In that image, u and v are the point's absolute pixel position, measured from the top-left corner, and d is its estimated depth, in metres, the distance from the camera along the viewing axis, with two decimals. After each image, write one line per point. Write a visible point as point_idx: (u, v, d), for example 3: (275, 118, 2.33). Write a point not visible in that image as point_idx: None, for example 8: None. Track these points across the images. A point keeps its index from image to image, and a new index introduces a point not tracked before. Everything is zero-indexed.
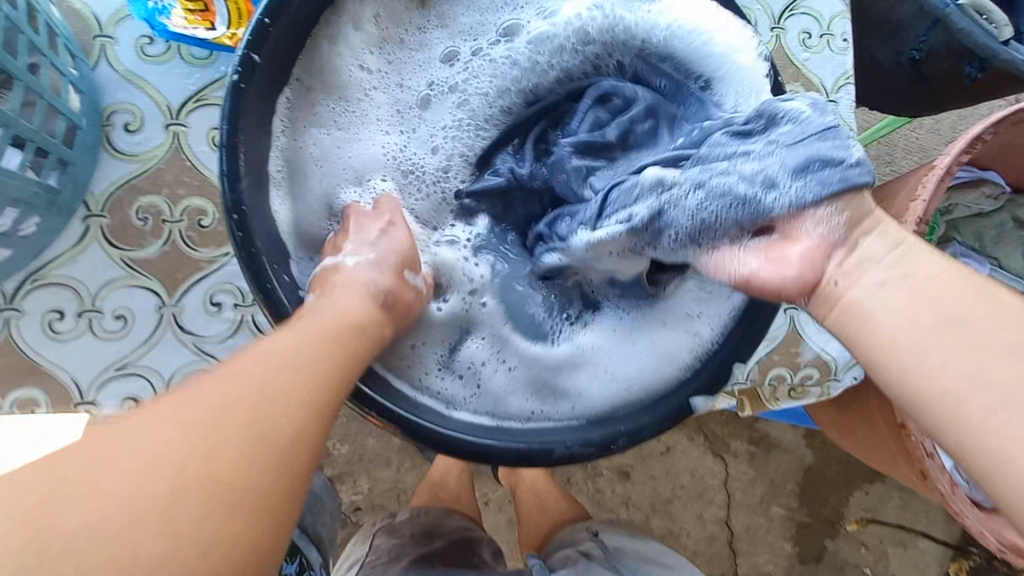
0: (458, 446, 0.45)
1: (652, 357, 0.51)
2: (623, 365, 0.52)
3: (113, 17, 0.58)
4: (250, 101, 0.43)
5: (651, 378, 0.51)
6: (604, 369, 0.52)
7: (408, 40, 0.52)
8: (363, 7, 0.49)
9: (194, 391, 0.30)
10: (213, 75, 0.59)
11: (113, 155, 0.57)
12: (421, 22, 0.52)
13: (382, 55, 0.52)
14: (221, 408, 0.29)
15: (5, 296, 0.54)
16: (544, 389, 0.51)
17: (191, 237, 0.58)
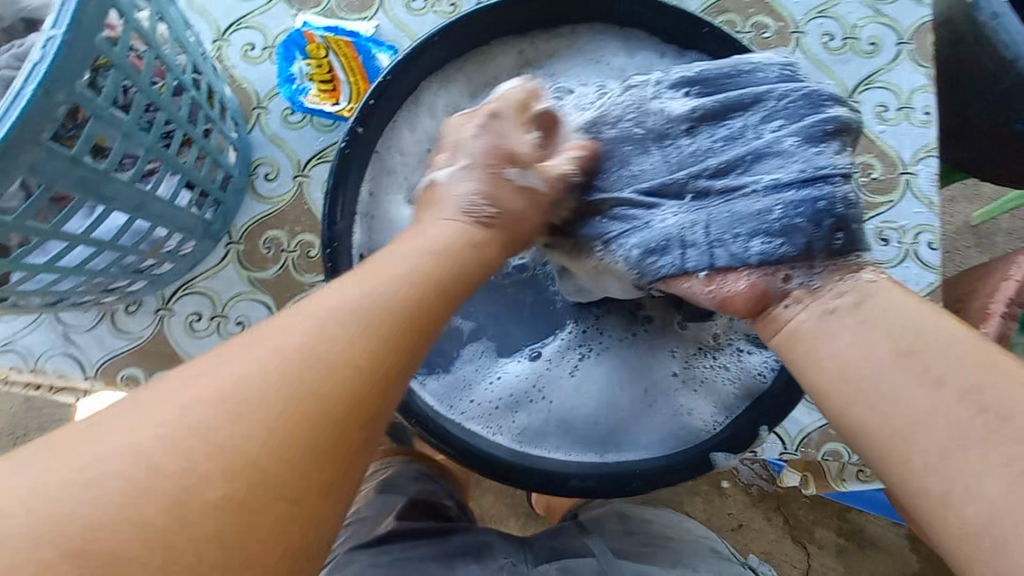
0: (482, 461, 0.52)
1: (681, 415, 0.55)
2: (672, 428, 0.55)
3: (269, 93, 0.75)
4: (353, 162, 0.56)
5: (693, 436, 0.54)
6: (655, 426, 0.55)
7: (468, 118, 0.63)
8: (437, 98, 0.61)
9: (240, 375, 0.31)
10: (333, 139, 0.74)
11: (254, 197, 0.73)
12: (483, 108, 0.63)
13: (442, 129, 0.62)
14: (304, 343, 0.32)
15: (164, 298, 0.70)
16: (574, 424, 0.56)
17: (300, 265, 0.71)
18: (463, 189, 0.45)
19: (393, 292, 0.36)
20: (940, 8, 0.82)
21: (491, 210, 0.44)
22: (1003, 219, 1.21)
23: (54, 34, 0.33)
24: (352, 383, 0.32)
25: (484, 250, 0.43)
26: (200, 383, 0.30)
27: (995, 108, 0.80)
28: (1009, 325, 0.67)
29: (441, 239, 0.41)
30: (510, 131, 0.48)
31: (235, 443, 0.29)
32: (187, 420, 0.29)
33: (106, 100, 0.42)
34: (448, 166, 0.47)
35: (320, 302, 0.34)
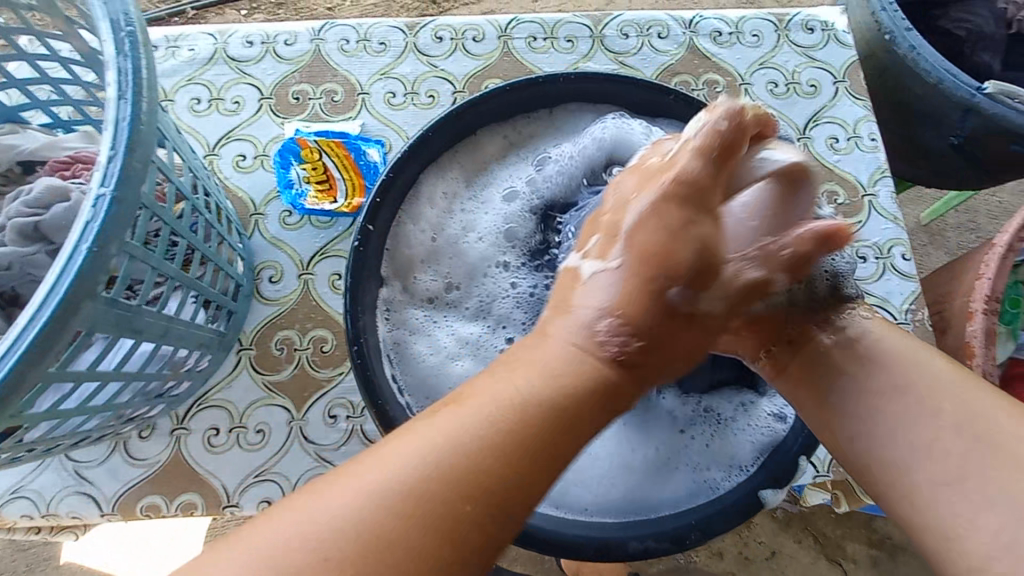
0: (536, 540, 0.51)
1: (704, 468, 0.58)
2: (696, 475, 0.57)
3: (265, 199, 0.77)
4: (368, 257, 0.58)
5: (723, 483, 0.56)
6: (681, 475, 0.57)
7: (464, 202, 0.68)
8: (435, 186, 0.65)
9: (336, 501, 0.32)
10: (333, 233, 0.76)
11: (260, 300, 0.73)
12: (473, 191, 0.68)
13: (442, 215, 0.66)
14: (411, 467, 0.33)
15: (178, 417, 0.69)
16: (599, 481, 0.57)
17: (315, 361, 0.71)
18: (596, 300, 0.40)
19: (475, 453, 0.34)
20: (861, 47, 0.92)
21: (634, 343, 0.40)
22: (952, 217, 1.31)
23: (105, 192, 0.35)
24: (410, 531, 0.32)
25: (598, 378, 0.38)
26: (311, 512, 0.32)
27: (931, 124, 0.90)
28: (992, 319, 0.72)
29: (552, 368, 0.38)
30: (705, 198, 0.42)
31: (338, 552, 0.30)
32: (329, 533, 0.31)
33: (138, 239, 0.43)
34: (597, 260, 0.42)
35: (402, 446, 0.34)
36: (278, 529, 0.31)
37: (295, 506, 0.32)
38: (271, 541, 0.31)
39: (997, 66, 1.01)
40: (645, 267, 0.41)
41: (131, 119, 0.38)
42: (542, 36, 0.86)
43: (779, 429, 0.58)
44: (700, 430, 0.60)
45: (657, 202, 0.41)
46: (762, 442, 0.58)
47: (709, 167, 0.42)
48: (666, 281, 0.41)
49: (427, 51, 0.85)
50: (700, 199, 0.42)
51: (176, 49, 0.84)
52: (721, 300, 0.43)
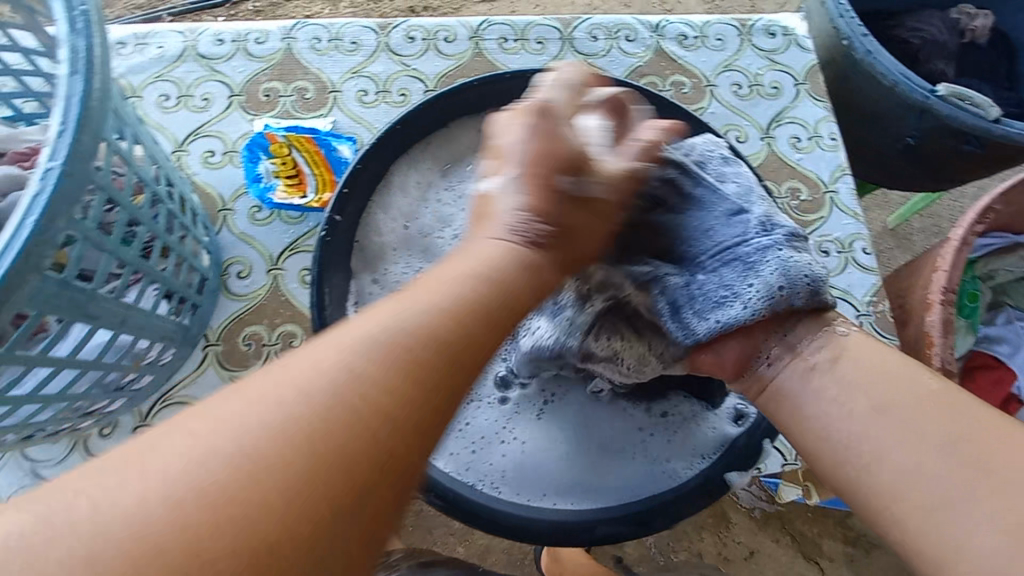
0: (496, 524, 0.53)
1: (663, 460, 0.57)
2: (648, 466, 0.56)
3: (234, 194, 0.77)
4: (333, 250, 0.59)
5: (675, 475, 0.55)
6: (633, 465, 0.56)
7: (438, 191, 0.67)
8: (407, 177, 0.65)
9: (242, 412, 0.30)
10: (304, 229, 0.76)
11: (228, 296, 0.72)
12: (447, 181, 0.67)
13: (416, 203, 0.66)
14: (341, 372, 0.32)
15: (141, 415, 0.67)
16: (548, 464, 0.56)
17: (284, 356, 0.71)
18: (510, 205, 0.43)
19: (443, 315, 0.36)
20: (822, 53, 0.96)
21: (544, 228, 0.42)
22: (916, 220, 1.35)
23: (54, 166, 0.35)
24: (388, 403, 0.32)
25: (538, 271, 0.42)
26: (218, 420, 0.29)
27: (889, 126, 0.93)
28: (949, 310, 0.74)
29: (489, 259, 0.40)
30: (564, 124, 0.44)
31: (231, 454, 0.28)
32: (302, 409, 0.30)
33: (93, 221, 0.43)
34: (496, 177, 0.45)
35: (351, 329, 0.34)
36: (183, 431, 0.29)
37: (240, 393, 0.31)
38: (219, 416, 0.29)
39: (951, 72, 1.06)
40: (539, 165, 0.43)
41: (82, 95, 0.38)
42: (513, 37, 0.88)
43: (733, 430, 0.58)
44: (656, 422, 0.59)
45: (533, 125, 0.43)
46: (717, 440, 0.57)
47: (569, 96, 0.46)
48: (550, 171, 0.43)
49: (400, 50, 0.86)
50: (556, 119, 0.44)
51: (146, 46, 0.84)
52: (602, 183, 0.44)
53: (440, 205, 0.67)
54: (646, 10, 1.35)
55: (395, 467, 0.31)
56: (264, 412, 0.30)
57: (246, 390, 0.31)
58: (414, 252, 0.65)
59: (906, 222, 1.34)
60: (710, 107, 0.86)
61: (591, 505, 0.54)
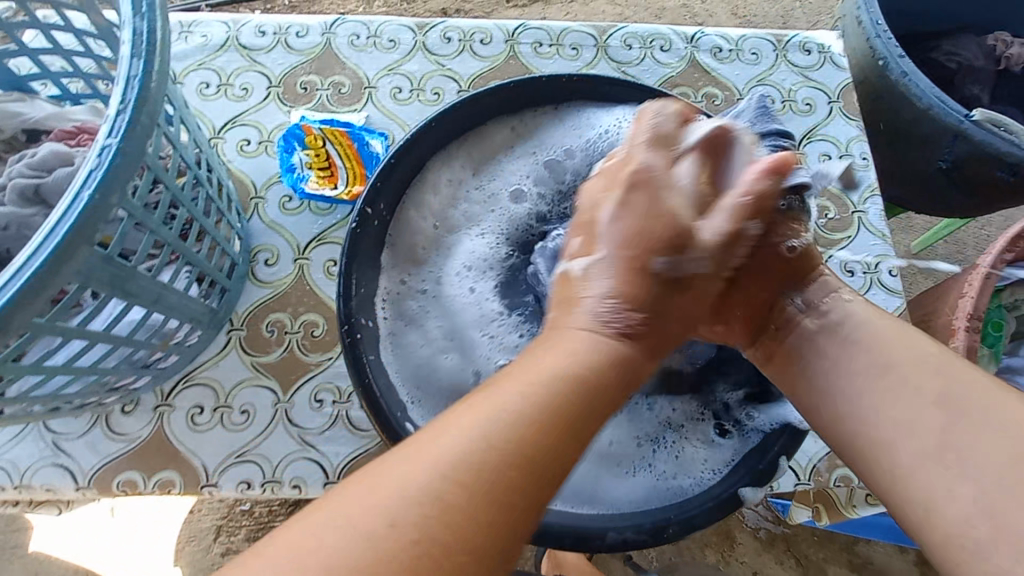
0: None
1: (670, 476, 0.57)
2: (656, 482, 0.57)
3: (266, 183, 0.78)
4: (363, 241, 0.60)
5: (681, 489, 0.56)
6: (641, 476, 0.57)
7: (468, 190, 0.68)
8: (440, 173, 0.66)
9: (380, 486, 0.33)
10: (331, 221, 0.77)
11: (254, 282, 0.73)
12: (478, 181, 0.68)
13: (446, 203, 0.67)
14: (457, 477, 0.34)
15: (163, 394, 0.68)
16: (553, 468, 0.57)
17: (305, 344, 0.72)
18: (598, 291, 0.44)
19: (535, 414, 0.37)
20: (856, 72, 0.95)
21: (634, 318, 0.43)
22: (940, 246, 1.34)
23: (111, 143, 0.36)
24: (481, 505, 0.33)
25: (628, 364, 0.42)
26: (381, 490, 0.33)
27: (920, 149, 0.92)
28: (974, 338, 0.73)
29: (579, 358, 0.41)
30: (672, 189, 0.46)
31: (389, 528, 0.31)
32: (422, 492, 0.33)
33: (140, 200, 0.44)
34: (585, 255, 0.46)
35: (450, 432, 0.35)
36: (358, 499, 0.33)
37: (378, 474, 0.34)
38: (358, 506, 0.32)
39: (985, 99, 1.04)
40: (630, 250, 0.45)
41: (142, 76, 0.38)
42: (548, 42, 0.88)
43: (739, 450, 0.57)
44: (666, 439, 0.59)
45: (624, 198, 0.46)
46: (724, 459, 0.57)
47: (662, 154, 0.48)
48: (647, 256, 0.45)
49: (436, 50, 0.87)
50: (655, 187, 0.46)
51: (189, 34, 0.85)
52: (704, 258, 0.46)
53: (471, 204, 0.68)
54: (677, 21, 1.35)
55: (494, 560, 0.33)
56: (390, 499, 0.32)
57: (374, 468, 0.35)
58: (439, 251, 0.66)
59: (930, 247, 1.33)
60: None
61: (598, 507, 0.54)
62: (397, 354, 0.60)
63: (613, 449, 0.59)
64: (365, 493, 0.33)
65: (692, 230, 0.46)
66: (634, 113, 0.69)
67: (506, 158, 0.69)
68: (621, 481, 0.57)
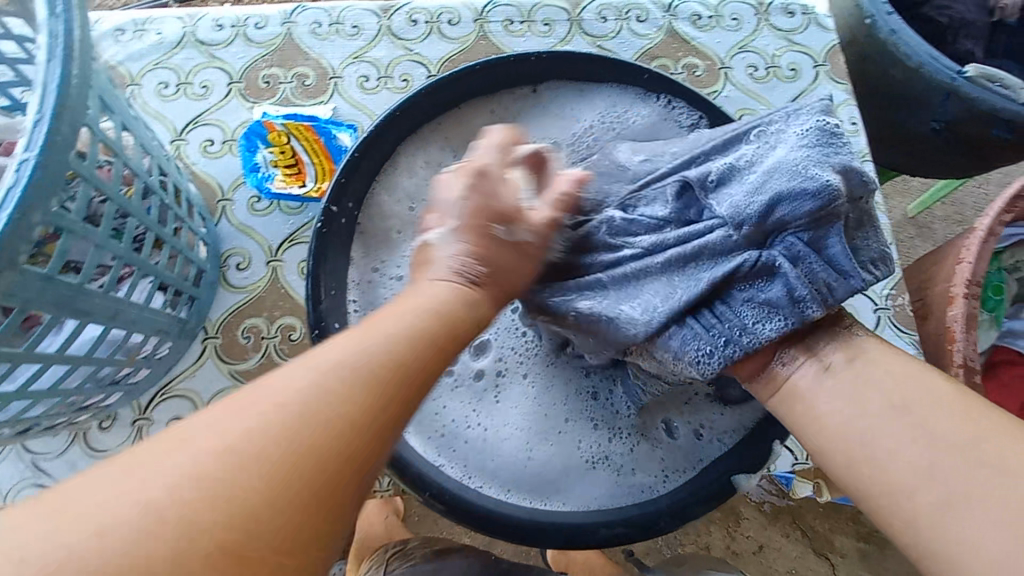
0: (489, 521, 0.51)
1: (628, 471, 0.54)
2: (617, 477, 0.54)
3: (232, 184, 0.75)
4: (329, 241, 0.58)
5: (643, 487, 0.54)
6: (603, 472, 0.54)
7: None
8: (414, 158, 0.63)
9: (211, 436, 0.30)
10: (302, 220, 0.74)
11: (227, 288, 0.71)
12: (459, 166, 0.64)
13: (423, 186, 0.63)
14: (295, 405, 0.32)
15: (140, 408, 0.67)
16: (507, 460, 0.54)
17: (283, 349, 0.70)
18: (449, 251, 0.43)
19: (394, 346, 0.36)
20: (843, 32, 0.91)
21: (483, 269, 0.43)
22: (938, 208, 1.30)
23: (28, 157, 0.34)
24: (349, 418, 0.33)
25: (478, 311, 0.42)
26: (200, 442, 0.30)
27: (913, 109, 0.89)
28: (973, 304, 0.71)
29: (427, 305, 0.40)
30: (499, 185, 0.45)
31: (207, 466, 0.29)
32: (266, 441, 0.31)
33: (78, 213, 0.41)
34: (438, 227, 0.44)
35: (286, 376, 0.33)
36: (144, 465, 0.29)
37: (177, 443, 0.30)
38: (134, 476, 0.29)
39: (980, 53, 1.00)
40: (476, 217, 0.43)
41: (60, 82, 0.36)
42: (519, 19, 0.85)
43: (712, 450, 0.55)
44: (628, 432, 0.56)
45: (471, 183, 0.44)
46: (695, 458, 0.54)
47: (498, 157, 0.47)
48: (489, 222, 0.44)
49: (402, 34, 0.83)
50: (492, 179, 0.45)
51: (144, 33, 0.82)
52: (533, 232, 0.45)
53: None
54: None
55: (347, 481, 0.32)
56: (188, 458, 0.30)
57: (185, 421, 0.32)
58: (411, 241, 0.62)
59: (928, 211, 1.30)
60: (724, 90, 0.82)
61: (560, 504, 0.53)
62: None
63: (572, 440, 0.55)
64: (165, 447, 0.30)
65: (521, 213, 0.45)
66: (615, 94, 0.65)
67: None
68: (583, 477, 0.54)
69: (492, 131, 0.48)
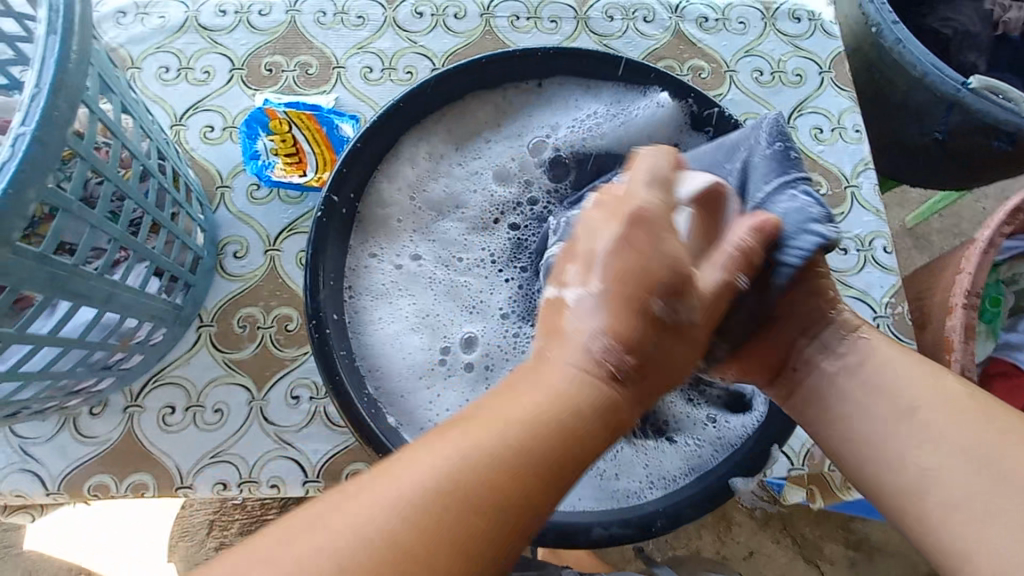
0: None
1: (612, 477, 0.55)
2: (602, 481, 0.55)
3: (232, 171, 0.75)
4: (329, 231, 0.57)
5: (627, 490, 0.54)
6: (590, 475, 0.55)
7: (450, 165, 0.65)
8: (417, 149, 0.63)
9: (334, 539, 0.29)
10: (301, 210, 0.73)
11: (223, 276, 0.70)
12: (459, 158, 0.65)
13: (423, 176, 0.64)
14: (413, 515, 0.30)
15: (132, 395, 0.66)
16: None
17: (279, 339, 0.69)
18: (590, 328, 0.39)
19: (512, 448, 0.33)
20: (848, 40, 0.91)
21: (631, 361, 0.39)
22: (937, 220, 1.31)
23: (25, 131, 0.34)
24: (446, 550, 0.30)
25: (610, 397, 0.37)
26: (335, 526, 0.30)
27: (916, 119, 0.89)
28: (971, 315, 0.71)
29: (569, 392, 0.36)
30: (665, 239, 0.41)
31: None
32: (436, 469, 0.32)
33: (74, 193, 0.41)
34: (578, 285, 0.41)
35: (401, 472, 0.32)
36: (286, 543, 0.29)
37: (339, 502, 0.31)
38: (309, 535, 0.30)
39: (983, 66, 1.00)
40: (627, 287, 0.40)
41: (59, 57, 0.36)
42: (525, 15, 0.84)
43: (700, 458, 0.55)
44: (614, 437, 0.57)
45: (624, 233, 0.41)
46: (679, 465, 0.55)
47: (661, 196, 0.43)
48: (649, 295, 0.39)
49: (407, 26, 0.83)
50: (652, 229, 0.41)
51: (146, 16, 0.81)
52: (697, 310, 0.41)
53: (452, 178, 0.65)
54: None
55: (529, 507, 0.33)
56: (325, 539, 0.29)
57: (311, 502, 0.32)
58: (411, 233, 0.63)
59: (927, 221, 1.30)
60: (729, 93, 0.82)
61: None
62: (364, 331, 0.58)
63: None
64: (295, 532, 0.30)
65: (692, 278, 0.41)
66: (620, 94, 0.65)
67: (488, 134, 0.66)
68: None
69: (653, 158, 0.44)
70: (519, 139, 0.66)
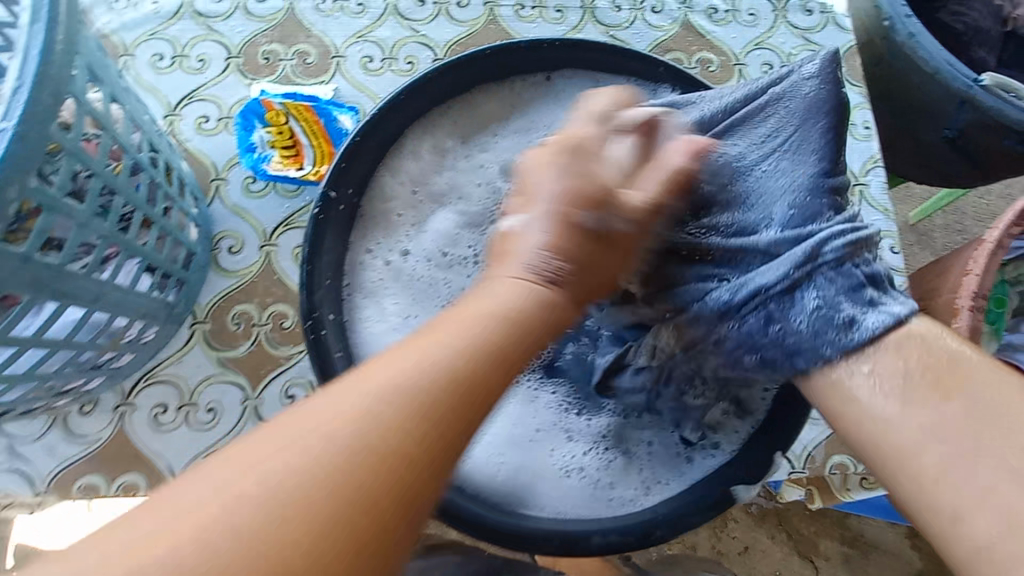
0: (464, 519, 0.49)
1: (607, 486, 0.53)
2: (597, 490, 0.52)
3: (227, 164, 0.72)
4: (326, 228, 0.55)
5: (621, 500, 0.52)
6: (583, 483, 0.53)
7: (456, 159, 0.62)
8: (422, 142, 0.61)
9: (271, 470, 0.29)
10: (299, 204, 0.71)
11: (217, 271, 0.68)
12: (467, 152, 0.62)
13: (428, 170, 0.61)
14: (355, 433, 0.31)
15: (123, 393, 0.64)
16: (497, 464, 0.52)
17: (274, 337, 0.67)
18: (532, 243, 0.40)
19: (454, 360, 0.34)
20: (860, 34, 0.89)
21: (564, 265, 0.40)
22: (940, 217, 1.30)
23: (5, 126, 0.32)
24: (390, 460, 0.31)
25: (555, 311, 0.39)
26: (273, 452, 0.30)
27: (927, 117, 0.87)
28: (979, 318, 0.70)
29: (509, 305, 0.38)
30: (591, 161, 0.42)
31: (253, 513, 0.28)
32: (380, 398, 0.32)
33: (60, 189, 0.39)
34: (520, 213, 0.43)
35: (355, 401, 0.32)
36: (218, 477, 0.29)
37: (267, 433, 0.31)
38: (206, 484, 0.29)
39: (994, 62, 0.99)
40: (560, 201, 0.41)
41: (42, 46, 0.34)
42: (530, 4, 0.82)
43: (699, 469, 0.53)
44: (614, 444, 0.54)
45: (559, 161, 0.42)
46: (675, 477, 0.53)
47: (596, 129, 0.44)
48: (571, 206, 0.41)
49: (408, 14, 0.80)
50: (587, 154, 0.43)
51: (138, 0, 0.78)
52: (628, 218, 0.41)
53: (458, 172, 0.62)
54: None
55: (454, 429, 0.33)
56: (256, 475, 0.29)
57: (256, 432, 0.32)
58: (413, 227, 0.60)
59: (929, 219, 1.29)
60: None
61: (535, 510, 0.51)
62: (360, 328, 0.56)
63: (558, 447, 0.54)
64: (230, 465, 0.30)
65: (614, 191, 0.42)
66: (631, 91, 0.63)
67: (497, 129, 0.63)
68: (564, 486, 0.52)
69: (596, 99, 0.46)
70: (529, 133, 0.63)
